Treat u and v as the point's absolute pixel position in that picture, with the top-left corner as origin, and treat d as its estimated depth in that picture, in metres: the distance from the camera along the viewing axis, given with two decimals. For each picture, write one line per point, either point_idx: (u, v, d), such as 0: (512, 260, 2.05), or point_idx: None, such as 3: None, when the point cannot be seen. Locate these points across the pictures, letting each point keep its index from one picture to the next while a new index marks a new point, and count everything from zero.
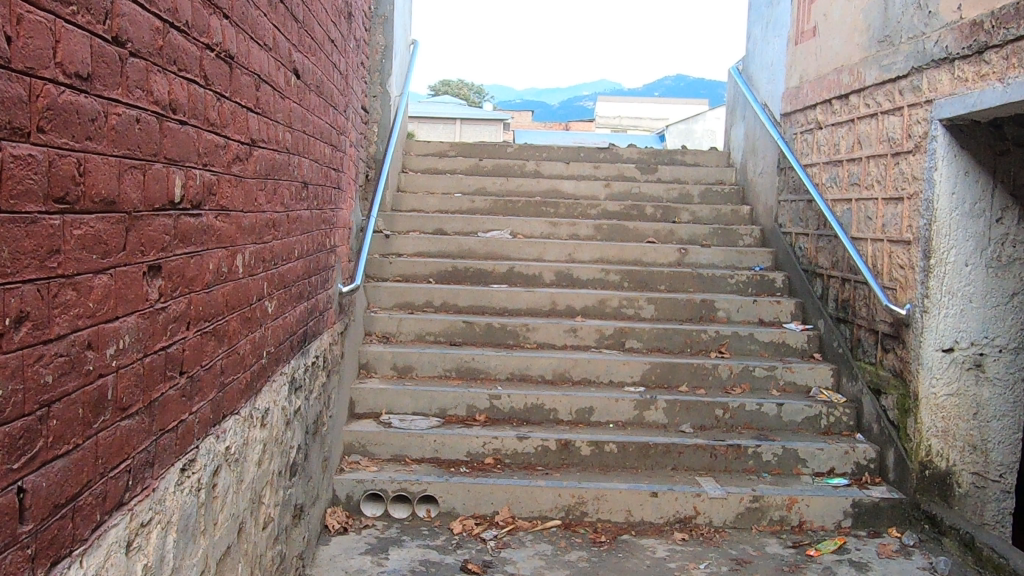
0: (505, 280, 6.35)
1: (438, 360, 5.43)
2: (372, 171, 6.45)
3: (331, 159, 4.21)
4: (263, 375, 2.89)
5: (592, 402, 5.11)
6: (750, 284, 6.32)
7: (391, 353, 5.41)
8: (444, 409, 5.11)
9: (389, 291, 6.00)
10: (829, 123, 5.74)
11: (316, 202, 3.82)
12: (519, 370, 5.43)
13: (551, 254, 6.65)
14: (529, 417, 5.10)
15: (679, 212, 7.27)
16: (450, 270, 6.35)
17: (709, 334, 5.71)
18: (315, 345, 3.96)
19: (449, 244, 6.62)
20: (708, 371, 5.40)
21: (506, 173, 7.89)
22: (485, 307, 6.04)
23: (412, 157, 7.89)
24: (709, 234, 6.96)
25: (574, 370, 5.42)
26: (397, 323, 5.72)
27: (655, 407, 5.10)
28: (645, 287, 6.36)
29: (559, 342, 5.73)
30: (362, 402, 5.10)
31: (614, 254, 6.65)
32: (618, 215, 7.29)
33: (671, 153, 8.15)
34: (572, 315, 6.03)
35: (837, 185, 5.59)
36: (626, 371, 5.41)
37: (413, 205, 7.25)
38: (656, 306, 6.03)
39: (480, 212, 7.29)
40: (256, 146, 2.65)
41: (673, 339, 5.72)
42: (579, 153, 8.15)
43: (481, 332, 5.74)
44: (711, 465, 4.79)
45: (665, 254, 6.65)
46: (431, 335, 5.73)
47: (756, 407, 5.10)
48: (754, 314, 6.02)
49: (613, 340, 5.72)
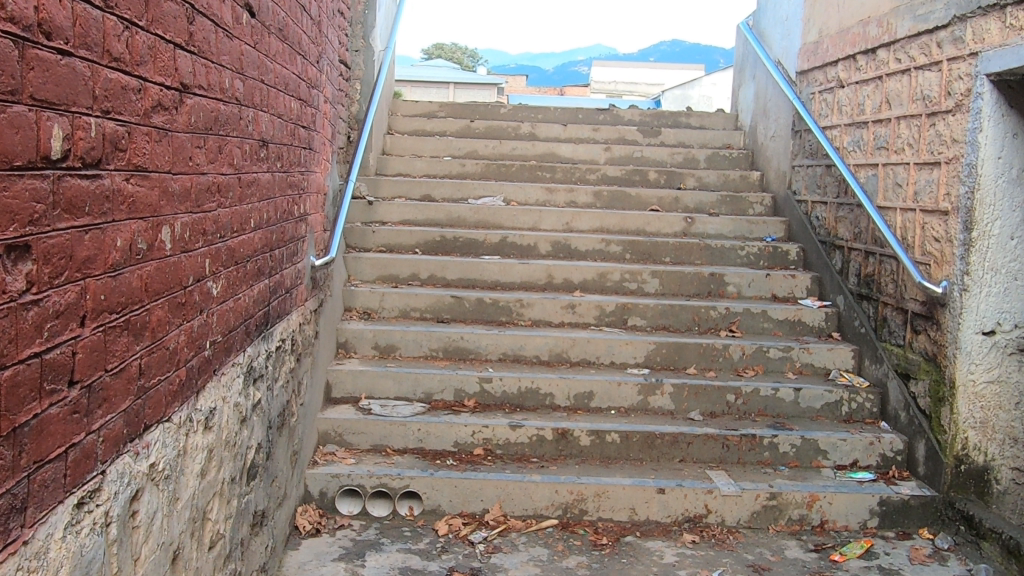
0: (498, 251, 5.87)
1: (424, 339, 4.97)
2: (354, 132, 5.95)
3: (300, 117, 3.71)
4: (206, 369, 2.43)
5: (593, 387, 4.67)
6: (762, 257, 5.86)
7: (373, 331, 4.95)
8: (430, 393, 4.67)
9: (371, 263, 5.53)
10: (852, 81, 5.26)
11: (280, 164, 3.33)
12: (512, 350, 4.97)
13: (547, 223, 6.17)
14: (523, 403, 4.66)
15: (684, 178, 6.79)
16: (438, 240, 5.87)
17: (719, 311, 5.26)
18: (281, 327, 3.50)
19: (437, 211, 6.14)
20: (718, 352, 4.96)
21: (500, 136, 7.38)
22: (475, 280, 5.57)
23: (398, 118, 7.37)
24: (717, 202, 6.49)
25: (573, 351, 4.96)
26: (380, 298, 5.26)
27: (661, 392, 4.66)
28: (648, 259, 5.89)
29: (556, 320, 5.27)
30: (340, 386, 4.65)
31: (615, 223, 6.17)
32: (619, 181, 6.81)
33: (675, 115, 7.64)
34: (570, 290, 5.57)
35: (861, 148, 5.11)
36: (629, 351, 4.96)
37: (399, 169, 6.76)
38: (661, 280, 5.57)
39: (471, 176, 6.79)
40: (191, 92, 2.16)
41: (680, 316, 5.26)
42: (578, 115, 7.64)
43: (471, 308, 5.28)
44: (723, 457, 4.36)
45: (670, 223, 6.18)
46: (417, 311, 5.27)
47: (771, 392, 4.67)
48: (767, 288, 5.57)
49: (615, 318, 5.27)
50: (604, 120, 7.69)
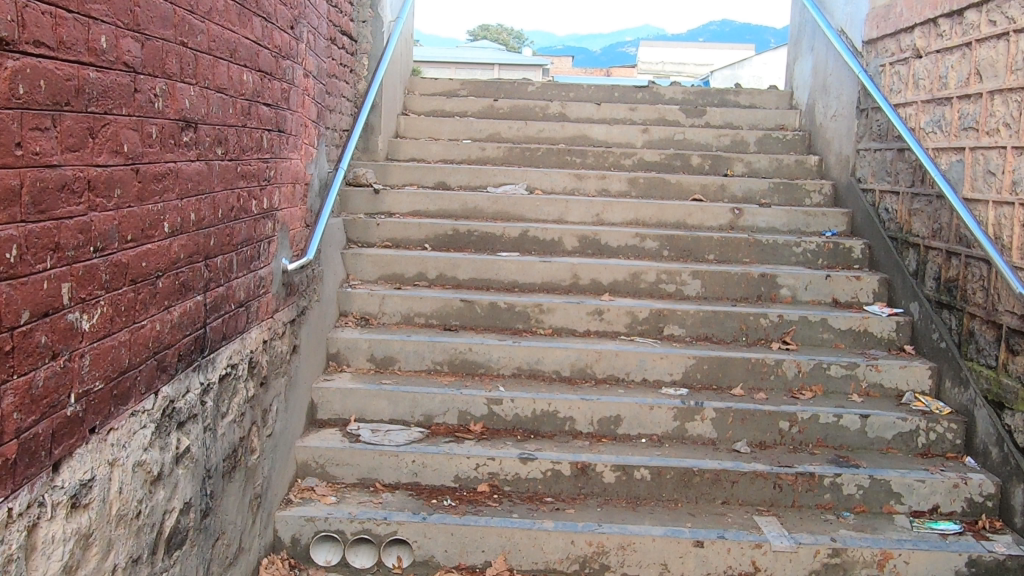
0: (517, 247, 5.20)
1: (426, 350, 4.31)
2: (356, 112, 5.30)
3: (260, 92, 3.06)
4: (73, 431, 1.79)
5: (620, 411, 3.98)
6: (820, 254, 5.10)
7: (368, 341, 4.32)
8: (430, 416, 4.02)
9: (373, 260, 4.90)
10: (932, 50, 4.47)
11: (224, 150, 2.68)
12: (528, 364, 4.30)
13: (574, 214, 5.47)
14: (538, 428, 3.99)
15: (731, 163, 6.03)
16: (451, 234, 5.21)
17: (770, 318, 4.53)
18: (233, 350, 2.87)
19: (451, 201, 5.48)
20: (769, 369, 4.24)
21: (526, 117, 6.68)
22: (490, 281, 4.90)
23: (414, 97, 6.71)
24: (768, 190, 5.72)
25: (598, 366, 4.28)
26: (380, 301, 4.62)
27: (700, 417, 3.96)
28: (689, 256, 5.16)
29: (581, 328, 4.58)
30: (327, 406, 4.02)
31: (652, 215, 5.45)
32: (658, 166, 6.07)
33: (722, 93, 6.86)
34: (597, 293, 4.87)
35: (942, 129, 4.33)
36: (664, 367, 4.26)
37: (412, 153, 6.11)
38: (704, 281, 4.84)
39: (492, 161, 6.11)
40: (14, 50, 1.51)
41: (724, 325, 4.54)
42: (613, 93, 6.90)
43: (484, 314, 4.61)
44: (775, 500, 3.64)
45: (715, 215, 5.43)
46: (422, 317, 4.62)
47: (833, 419, 3.94)
48: (826, 292, 4.82)
49: (648, 326, 4.57)
50: (643, 99, 6.95)
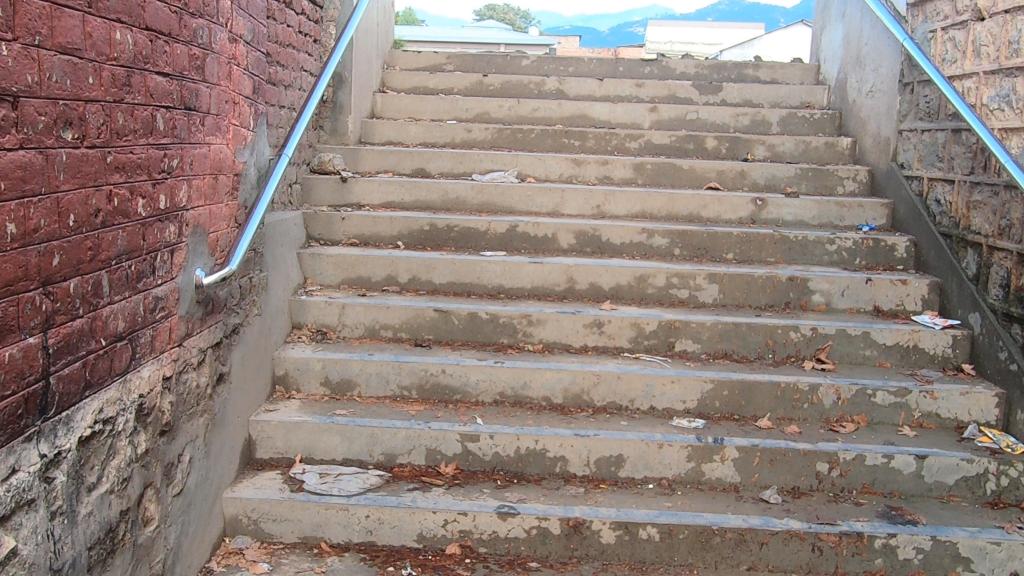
0: (504, 244, 4.48)
1: (391, 372, 3.61)
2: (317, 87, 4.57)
3: (150, 58, 2.34)
4: None
5: (622, 449, 3.28)
6: (858, 253, 4.37)
7: (322, 361, 3.62)
8: (392, 455, 3.32)
9: (334, 262, 4.20)
10: (998, 11, 3.72)
11: (78, 133, 1.96)
12: (513, 389, 3.59)
13: (571, 206, 4.75)
14: (523, 470, 3.29)
15: (752, 146, 5.29)
16: (428, 230, 4.49)
17: (802, 332, 3.81)
18: (108, 400, 2.16)
19: (429, 190, 4.77)
20: (801, 396, 3.52)
21: (519, 95, 5.95)
22: (471, 285, 4.19)
23: (393, 72, 5.98)
24: (795, 178, 4.98)
25: (596, 392, 3.57)
26: (339, 311, 3.92)
27: (719, 457, 3.26)
28: (703, 255, 4.43)
29: (577, 343, 3.87)
30: (268, 444, 3.33)
31: (660, 206, 4.72)
32: (668, 150, 5.34)
33: (740, 67, 6.11)
34: (597, 300, 4.16)
35: (1013, 106, 3.59)
36: (675, 393, 3.55)
37: (388, 136, 5.38)
38: (722, 286, 4.12)
39: (479, 145, 5.38)
40: None
41: (747, 339, 3.82)
42: (617, 68, 6.16)
43: (462, 327, 3.90)
44: (813, 566, 2.94)
45: (734, 206, 4.70)
46: (389, 330, 3.91)
47: (882, 461, 3.23)
48: (867, 299, 4.09)
49: (657, 341, 3.85)
50: (651, 74, 6.20)
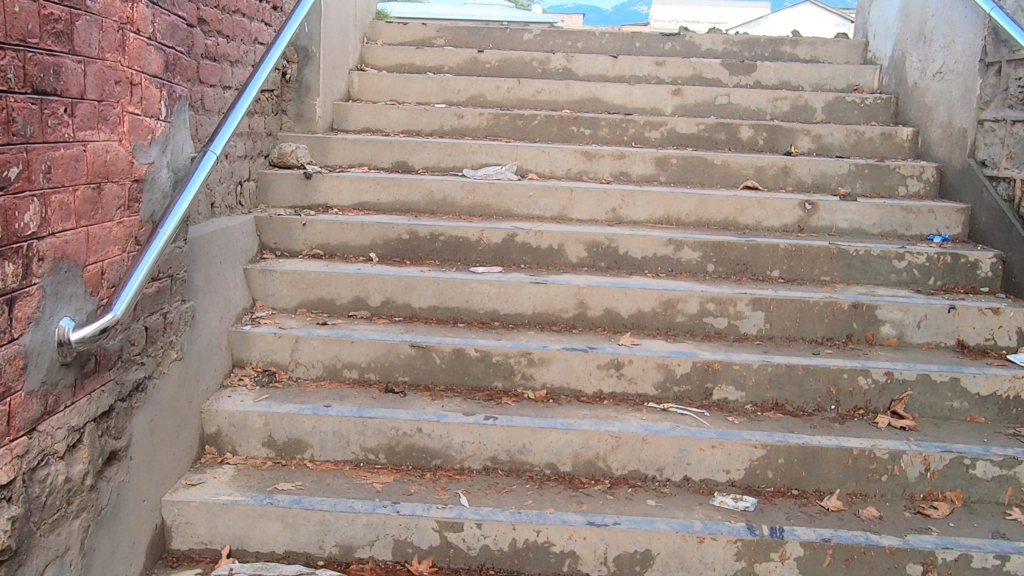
0: (500, 257, 3.68)
1: (352, 431, 2.82)
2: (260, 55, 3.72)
3: None
4: None
5: (650, 544, 2.49)
6: (932, 271, 3.57)
7: (265, 416, 2.83)
8: (348, 548, 2.53)
9: (290, 280, 3.41)
10: None
11: None
12: (508, 454, 2.80)
13: (581, 209, 3.95)
14: (520, 568, 2.51)
15: (794, 137, 4.48)
16: (407, 239, 3.69)
17: (873, 378, 3.02)
18: None
19: (411, 190, 3.96)
20: (879, 467, 2.73)
21: (519, 74, 5.13)
22: (459, 310, 3.40)
23: (374, 47, 5.15)
24: (848, 176, 4.17)
25: (615, 458, 2.79)
26: (292, 346, 3.13)
27: (779, 556, 2.47)
28: (743, 272, 3.63)
29: (589, 389, 3.08)
30: (187, 531, 2.54)
31: (688, 210, 3.92)
32: (694, 141, 4.52)
33: (776, 43, 5.28)
34: (613, 329, 3.37)
35: None
36: (717, 461, 2.77)
37: (365, 123, 4.57)
38: (769, 314, 3.32)
39: (472, 133, 4.56)
40: None
41: (803, 386, 3.03)
42: (634, 44, 5.34)
43: (445, 368, 3.10)
44: None
45: (778, 210, 3.89)
46: (354, 370, 3.12)
47: (994, 563, 2.44)
48: (948, 331, 3.29)
49: (690, 387, 3.06)
50: (672, 51, 5.37)
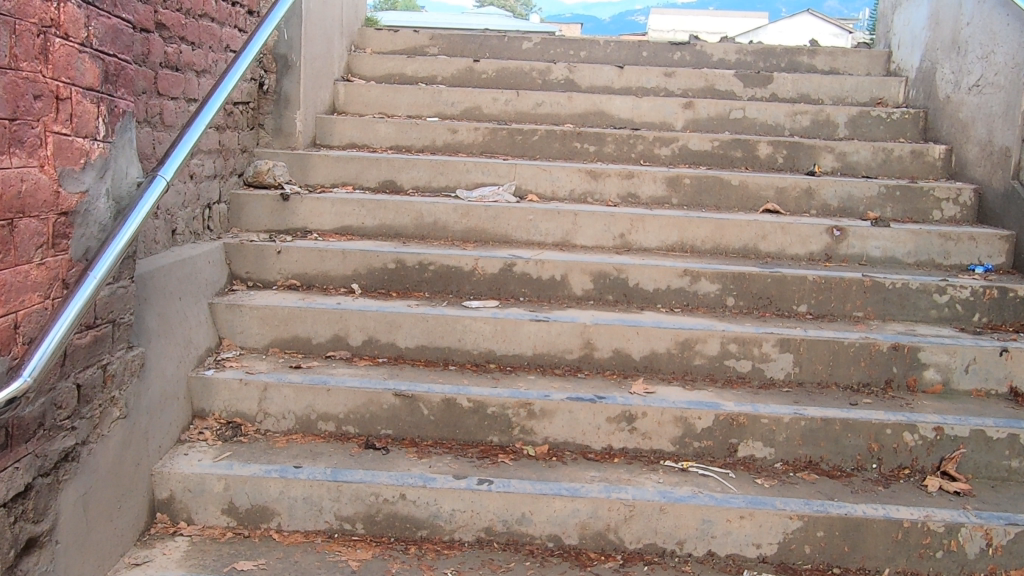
0: (496, 289, 3.32)
1: (325, 498, 2.44)
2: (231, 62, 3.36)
3: None
4: None
5: None
6: (977, 307, 3.21)
7: (225, 479, 2.45)
8: None
9: (261, 317, 3.04)
10: None
11: None
12: (504, 524, 2.44)
13: (585, 234, 3.59)
14: None
15: (817, 155, 4.12)
16: (393, 269, 3.32)
17: (920, 434, 2.65)
18: None
19: (398, 213, 3.59)
20: (933, 542, 2.37)
21: (518, 85, 4.77)
22: (450, 350, 3.03)
23: (362, 56, 4.79)
24: (878, 198, 3.81)
25: (628, 530, 2.42)
26: (260, 395, 2.76)
27: None
28: (766, 307, 3.26)
29: (597, 445, 2.72)
30: None
31: (704, 236, 3.55)
32: (708, 159, 4.16)
33: (793, 53, 4.92)
34: (623, 372, 3.00)
35: None
36: (747, 533, 2.39)
37: (351, 138, 4.21)
38: (798, 356, 2.96)
39: (467, 149, 4.20)
40: None
41: (841, 443, 2.67)
42: (640, 54, 4.99)
43: (434, 420, 2.73)
44: None
45: (804, 237, 3.52)
46: (329, 422, 2.75)
47: None
48: (1000, 377, 2.93)
49: (712, 443, 2.70)
50: (682, 61, 5.02)
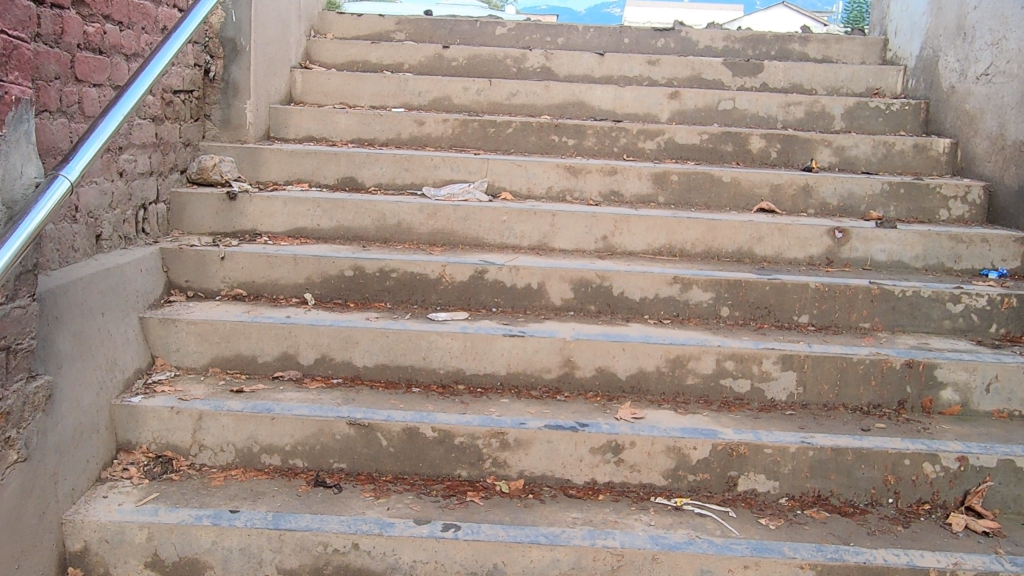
0: (466, 298, 2.99)
1: (265, 548, 2.11)
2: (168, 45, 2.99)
3: None
4: None
5: None
6: (994, 317, 2.92)
7: (148, 528, 2.11)
8: None
9: (199, 334, 2.69)
10: None
11: None
12: None
13: (564, 237, 3.26)
14: None
15: (813, 149, 3.81)
16: (350, 278, 2.98)
17: (942, 465, 2.35)
18: None
19: (357, 213, 3.25)
20: None
21: (490, 74, 4.44)
22: (413, 370, 2.69)
23: (322, 41, 4.43)
24: (881, 196, 3.51)
25: None
26: (195, 424, 2.41)
27: None
28: (764, 318, 2.96)
29: (579, 479, 2.40)
30: None
31: (694, 238, 3.24)
32: (696, 153, 3.85)
33: (783, 40, 4.62)
34: (607, 394, 2.68)
35: None
36: None
37: (308, 131, 3.86)
38: (802, 375, 2.65)
39: (435, 143, 3.86)
40: None
41: (853, 475, 2.37)
42: (621, 41, 4.67)
43: (394, 453, 2.40)
44: None
45: (803, 239, 3.22)
46: (274, 455, 2.41)
47: None
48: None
49: (709, 476, 2.39)
50: (665, 48, 4.70)
